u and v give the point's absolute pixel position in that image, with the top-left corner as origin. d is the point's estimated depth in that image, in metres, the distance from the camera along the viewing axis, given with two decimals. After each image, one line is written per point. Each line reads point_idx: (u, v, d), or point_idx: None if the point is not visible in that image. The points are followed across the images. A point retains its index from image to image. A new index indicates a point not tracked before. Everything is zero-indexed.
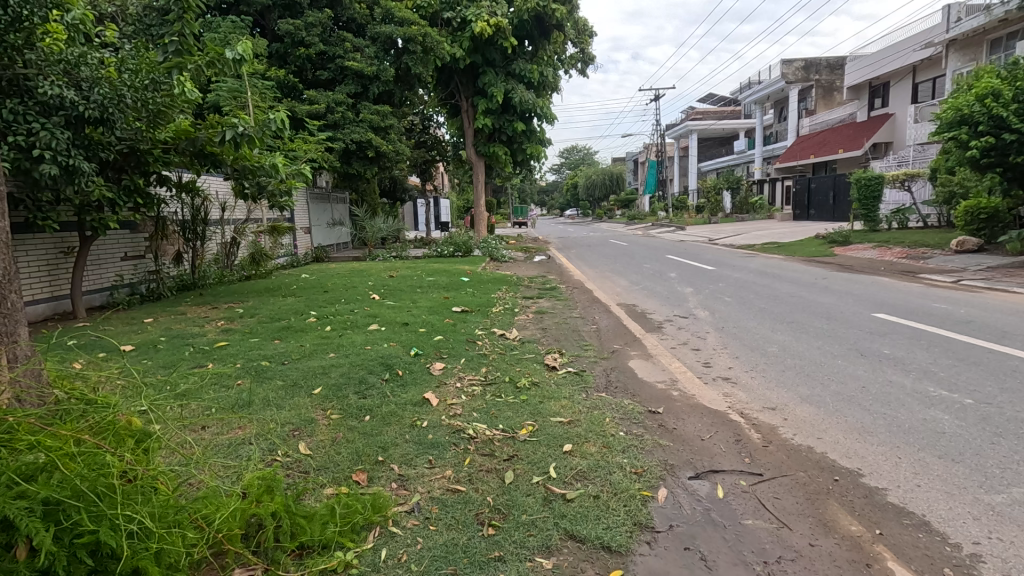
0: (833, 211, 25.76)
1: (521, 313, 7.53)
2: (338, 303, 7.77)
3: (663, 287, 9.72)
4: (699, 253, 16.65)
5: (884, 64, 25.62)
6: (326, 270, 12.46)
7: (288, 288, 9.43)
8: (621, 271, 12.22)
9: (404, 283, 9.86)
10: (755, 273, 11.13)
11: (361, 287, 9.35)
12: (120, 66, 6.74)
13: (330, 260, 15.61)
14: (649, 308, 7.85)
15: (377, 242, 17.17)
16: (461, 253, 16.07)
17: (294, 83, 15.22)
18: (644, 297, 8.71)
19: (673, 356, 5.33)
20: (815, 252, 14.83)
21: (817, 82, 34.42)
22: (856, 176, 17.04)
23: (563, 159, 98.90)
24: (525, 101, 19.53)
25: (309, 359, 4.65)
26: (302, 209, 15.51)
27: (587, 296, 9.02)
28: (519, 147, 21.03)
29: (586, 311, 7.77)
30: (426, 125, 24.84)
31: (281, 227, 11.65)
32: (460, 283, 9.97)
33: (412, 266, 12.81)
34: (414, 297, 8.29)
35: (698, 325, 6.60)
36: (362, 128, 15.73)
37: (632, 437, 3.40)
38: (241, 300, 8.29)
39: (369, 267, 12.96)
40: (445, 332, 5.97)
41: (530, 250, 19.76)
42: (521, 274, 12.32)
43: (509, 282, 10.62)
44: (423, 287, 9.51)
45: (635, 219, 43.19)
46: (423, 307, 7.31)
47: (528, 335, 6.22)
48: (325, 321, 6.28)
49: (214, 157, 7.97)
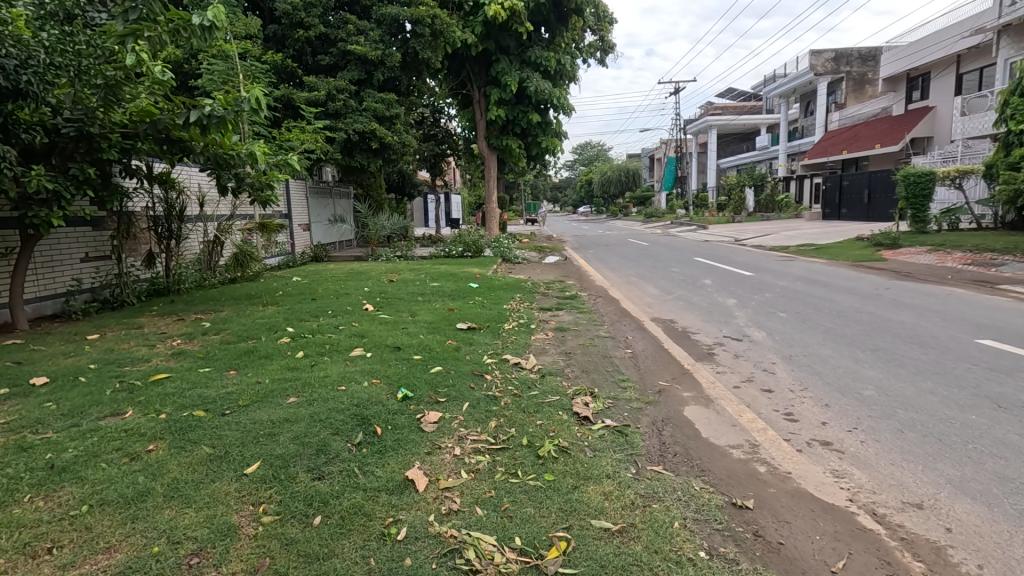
0: (868, 211, 24.10)
1: (538, 331, 6.33)
2: (323, 316, 6.64)
3: (700, 298, 8.46)
4: (729, 255, 15.33)
5: (925, 53, 24.02)
6: (322, 273, 11.35)
7: (272, 294, 8.33)
8: (648, 277, 10.98)
9: (403, 290, 8.73)
10: (803, 281, 9.81)
11: (354, 295, 8.22)
12: (37, 22, 5.74)
13: (330, 259, 14.52)
14: (691, 325, 6.61)
15: (381, 240, 16.05)
16: (471, 253, 14.87)
17: (293, 69, 14.15)
18: (681, 311, 7.47)
19: (739, 400, 4.09)
20: (860, 256, 13.45)
21: (847, 74, 32.74)
22: (903, 173, 15.60)
23: (577, 155, 97.34)
24: (540, 90, 18.21)
25: (259, 406, 3.47)
26: (300, 205, 14.44)
27: (613, 308, 7.81)
28: (534, 139, 19.75)
29: (615, 329, 6.55)
30: (436, 117, 23.69)
31: (272, 224, 10.57)
32: (467, 291, 8.80)
33: (416, 269, 11.65)
34: (414, 308, 7.14)
35: (757, 352, 5.35)
36: (365, 117, 14.61)
37: (722, 565, 2.19)
38: (214, 309, 7.19)
39: (370, 269, 11.81)
40: (446, 361, 4.76)
41: (545, 250, 18.53)
42: (535, 278, 11.13)
43: (523, 288, 9.43)
44: (424, 295, 8.36)
45: (651, 217, 41.78)
46: (423, 324, 6.14)
47: (549, 364, 5.03)
48: (302, 344, 5.12)
49: (183, 143, 6.87)
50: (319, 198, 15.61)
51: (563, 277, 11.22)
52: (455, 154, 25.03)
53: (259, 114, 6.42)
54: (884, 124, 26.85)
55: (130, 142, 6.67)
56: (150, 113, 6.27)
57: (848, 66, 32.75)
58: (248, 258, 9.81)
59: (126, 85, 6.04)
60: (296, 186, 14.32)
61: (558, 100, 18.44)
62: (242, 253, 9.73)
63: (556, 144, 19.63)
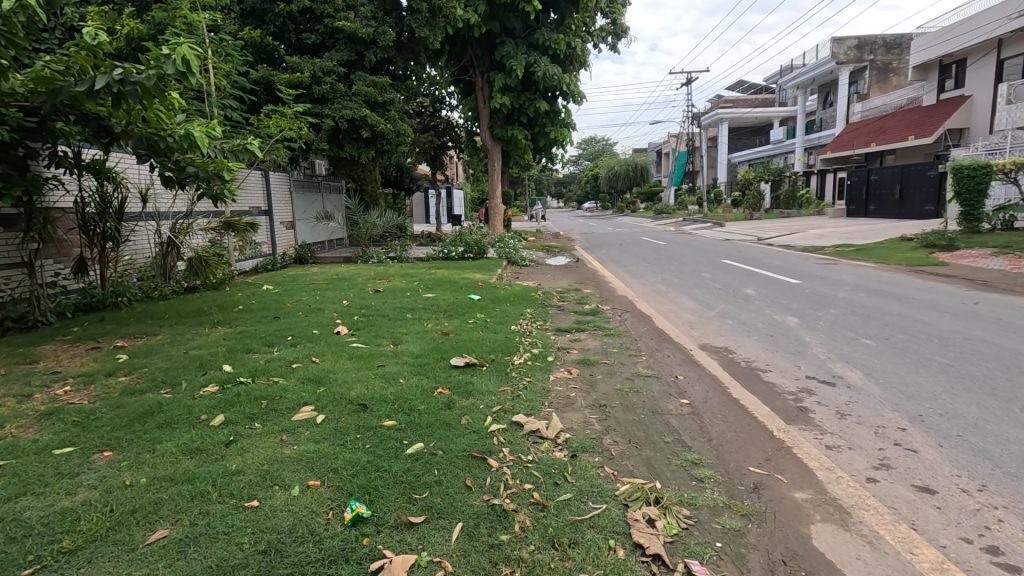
0: (899, 207, 22.41)
1: (558, 368, 4.82)
2: (278, 345, 5.15)
3: (749, 315, 6.93)
4: (761, 257, 13.78)
5: (962, 37, 22.35)
6: (298, 279, 9.86)
7: (230, 308, 6.87)
8: (677, 284, 9.47)
9: (389, 304, 7.22)
10: (865, 291, 8.28)
11: (326, 311, 6.72)
12: None
13: (315, 261, 13.05)
14: (756, 358, 5.09)
15: (373, 240, 14.56)
16: (472, 254, 13.33)
17: (275, 48, 12.62)
18: (734, 335, 5.95)
19: (893, 513, 2.57)
20: (912, 259, 11.90)
21: (871, 63, 31.02)
22: (953, 165, 14.02)
23: (581, 150, 95.79)
24: (549, 76, 16.62)
25: (92, 558, 1.99)
26: (282, 201, 12.97)
27: (648, 329, 6.30)
28: (541, 130, 18.19)
29: (657, 363, 5.04)
30: (437, 108, 22.19)
31: (240, 223, 9.08)
32: (467, 304, 7.29)
33: (408, 274, 10.14)
34: (398, 332, 5.66)
35: (869, 407, 3.82)
36: (355, 102, 13.11)
37: None
38: (147, 333, 5.71)
39: (357, 274, 10.33)
40: (432, 431, 3.26)
41: (553, 250, 17.02)
42: (546, 285, 9.63)
43: (533, 300, 7.91)
44: (413, 311, 6.86)
45: (661, 214, 40.19)
46: (408, 360, 4.64)
47: (581, 431, 3.52)
48: (228, 400, 3.61)
49: (102, 122, 5.34)
50: (304, 193, 14.13)
51: (578, 284, 9.73)
52: (456, 147, 23.52)
53: (193, 82, 4.79)
54: (913, 114, 25.19)
55: (35, 120, 5.22)
56: (52, 79, 4.78)
57: (873, 55, 31.04)
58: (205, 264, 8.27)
59: (13, 43, 4.53)
60: (277, 179, 12.83)
61: (568, 86, 16.89)
62: (199, 259, 8.18)
63: (566, 136, 18.08)
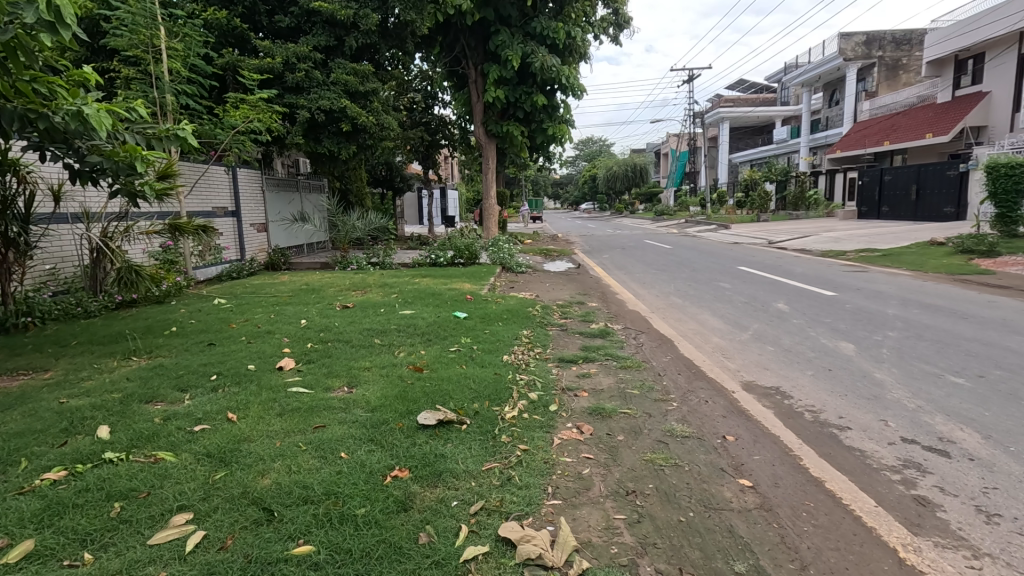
0: (914, 208, 21.29)
1: (563, 424, 3.61)
2: (195, 388, 3.90)
3: (790, 339, 5.73)
4: (779, 262, 12.64)
5: (981, 30, 21.27)
6: (258, 289, 8.63)
7: (160, 330, 5.64)
8: (694, 296, 8.30)
9: (356, 325, 5.98)
10: (918, 306, 7.12)
11: (276, 335, 5.48)
12: None
13: (290, 267, 11.84)
14: (824, 406, 3.89)
15: (355, 243, 13.20)
16: (463, 260, 12.08)
17: (244, 31, 11.37)
18: (782, 369, 4.75)
19: None
20: (950, 266, 10.72)
21: (879, 59, 29.95)
22: (987, 163, 12.88)
23: (579, 150, 94.68)
24: (547, 67, 15.38)
25: None
26: (252, 201, 11.75)
27: (673, 361, 5.09)
28: (539, 126, 16.95)
29: (693, 415, 3.83)
30: (429, 103, 20.96)
31: (190, 224, 7.83)
32: (451, 325, 6.07)
33: (387, 284, 8.88)
34: (358, 369, 4.44)
35: (1020, 502, 2.62)
36: (333, 92, 11.89)
37: None
38: (35, 368, 4.43)
39: (329, 284, 9.09)
40: (371, 571, 2.02)
41: (552, 254, 15.85)
42: (545, 297, 8.44)
43: (530, 317, 6.70)
44: (381, 334, 5.62)
45: (662, 215, 39.07)
46: (360, 417, 3.41)
47: (606, 552, 2.30)
48: (64, 501, 2.35)
49: None
50: (278, 192, 12.88)
51: (581, 295, 8.56)
52: (450, 145, 22.28)
53: (66, 38, 3.58)
54: (927, 112, 24.13)
55: None
56: None
57: (882, 51, 29.96)
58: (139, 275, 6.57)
59: None
60: (247, 176, 11.62)
61: (568, 78, 15.68)
62: (129, 270, 6.51)
63: (564, 132, 16.85)
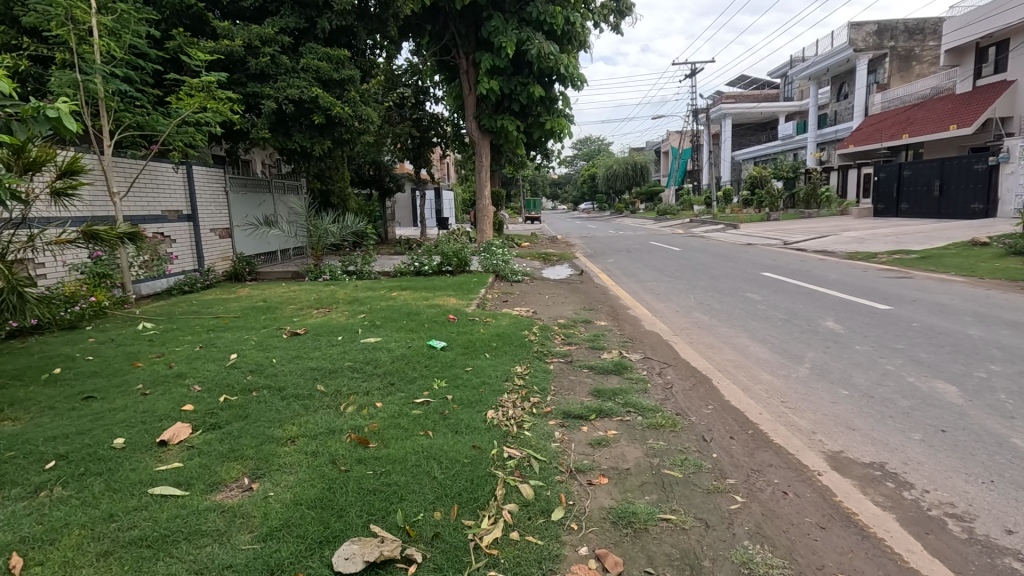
0: (938, 206, 19.92)
1: (575, 552, 2.27)
2: (6, 490, 2.55)
3: (865, 377, 4.37)
4: (805, 267, 11.32)
5: (1003, 16, 20.01)
6: (202, 308, 7.28)
7: (35, 374, 4.27)
8: (722, 312, 7.00)
9: (299, 361, 4.62)
10: (1003, 325, 5.81)
11: (186, 380, 4.11)
12: None
13: (255, 278, 10.54)
14: (976, 509, 2.54)
15: (329, 249, 11.45)
16: (451, 267, 10.69)
17: (202, 11, 10.07)
18: (875, 430, 3.40)
19: None
20: (1005, 271, 9.41)
21: (892, 50, 28.68)
22: None
23: (578, 149, 93.35)
24: (544, 55, 14.00)
25: None
26: (211, 203, 10.44)
27: (719, 417, 3.73)
28: (535, 120, 15.66)
29: (774, 526, 2.47)
30: (420, 99, 19.64)
31: (112, 230, 6.45)
32: (422, 359, 4.71)
33: (357, 300, 7.53)
34: (273, 442, 3.11)
35: None
36: (303, 80, 10.57)
37: None
38: None
39: (289, 301, 7.76)
40: None
41: (551, 258, 14.52)
42: (545, 313, 7.14)
43: (525, 345, 5.37)
44: (328, 377, 4.27)
45: (665, 215, 37.74)
46: (238, 558, 2.07)
47: None
48: None
49: None
50: (244, 194, 11.53)
51: (588, 312, 7.25)
52: (442, 143, 20.93)
53: None
54: (945, 104, 22.86)
55: None
56: None
57: (894, 41, 28.71)
58: (27, 297, 5.20)
59: None
60: (205, 176, 10.30)
61: (567, 68, 14.32)
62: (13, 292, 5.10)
63: (563, 126, 15.52)
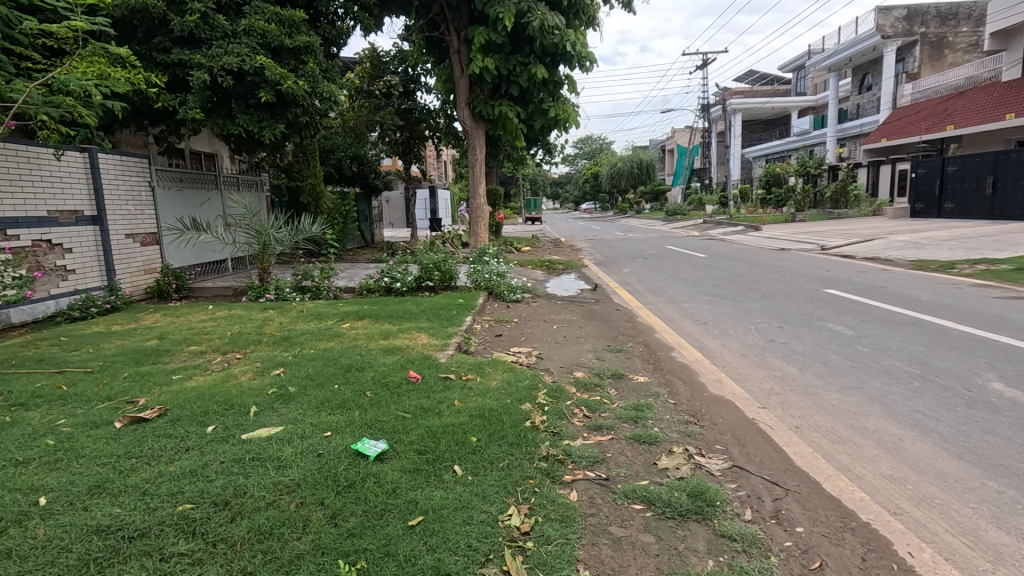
0: (990, 205, 17.73)
1: None
2: None
3: None
4: (874, 281, 9.09)
5: None
6: (58, 351, 5.03)
7: None
8: (814, 362, 4.74)
9: (88, 502, 2.39)
10: None
11: None
12: None
13: (189, 297, 8.67)
14: None
15: (281, 258, 9.18)
16: (432, 284, 8.46)
17: None
18: None
19: None
20: None
21: (923, 37, 26.46)
22: None
23: (579, 148, 90.82)
24: (548, 29, 11.76)
25: None
26: (128, 200, 8.20)
27: None
28: (538, 106, 13.42)
29: None
30: (409, 88, 17.37)
31: None
32: (330, 496, 2.46)
33: (288, 339, 5.31)
34: None
35: None
36: (245, 46, 8.30)
37: None
38: None
39: (192, 340, 5.48)
40: None
41: (556, 267, 12.26)
42: (554, 361, 4.90)
43: (527, 444, 3.11)
44: (117, 556, 2.06)
45: (674, 216, 35.43)
46: None
47: None
48: None
49: None
50: (177, 192, 9.30)
51: (616, 358, 5.00)
52: (434, 136, 18.68)
53: None
54: (990, 93, 20.65)
55: None
56: None
57: (924, 27, 26.47)
58: None
59: None
60: (118, 166, 8.06)
61: (575, 45, 12.07)
62: None
63: (570, 114, 13.25)
